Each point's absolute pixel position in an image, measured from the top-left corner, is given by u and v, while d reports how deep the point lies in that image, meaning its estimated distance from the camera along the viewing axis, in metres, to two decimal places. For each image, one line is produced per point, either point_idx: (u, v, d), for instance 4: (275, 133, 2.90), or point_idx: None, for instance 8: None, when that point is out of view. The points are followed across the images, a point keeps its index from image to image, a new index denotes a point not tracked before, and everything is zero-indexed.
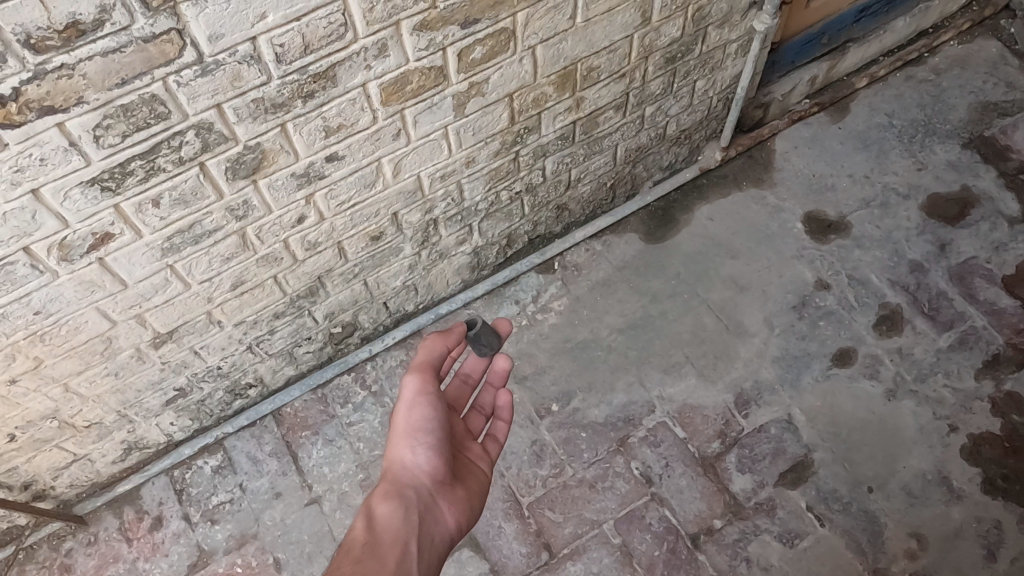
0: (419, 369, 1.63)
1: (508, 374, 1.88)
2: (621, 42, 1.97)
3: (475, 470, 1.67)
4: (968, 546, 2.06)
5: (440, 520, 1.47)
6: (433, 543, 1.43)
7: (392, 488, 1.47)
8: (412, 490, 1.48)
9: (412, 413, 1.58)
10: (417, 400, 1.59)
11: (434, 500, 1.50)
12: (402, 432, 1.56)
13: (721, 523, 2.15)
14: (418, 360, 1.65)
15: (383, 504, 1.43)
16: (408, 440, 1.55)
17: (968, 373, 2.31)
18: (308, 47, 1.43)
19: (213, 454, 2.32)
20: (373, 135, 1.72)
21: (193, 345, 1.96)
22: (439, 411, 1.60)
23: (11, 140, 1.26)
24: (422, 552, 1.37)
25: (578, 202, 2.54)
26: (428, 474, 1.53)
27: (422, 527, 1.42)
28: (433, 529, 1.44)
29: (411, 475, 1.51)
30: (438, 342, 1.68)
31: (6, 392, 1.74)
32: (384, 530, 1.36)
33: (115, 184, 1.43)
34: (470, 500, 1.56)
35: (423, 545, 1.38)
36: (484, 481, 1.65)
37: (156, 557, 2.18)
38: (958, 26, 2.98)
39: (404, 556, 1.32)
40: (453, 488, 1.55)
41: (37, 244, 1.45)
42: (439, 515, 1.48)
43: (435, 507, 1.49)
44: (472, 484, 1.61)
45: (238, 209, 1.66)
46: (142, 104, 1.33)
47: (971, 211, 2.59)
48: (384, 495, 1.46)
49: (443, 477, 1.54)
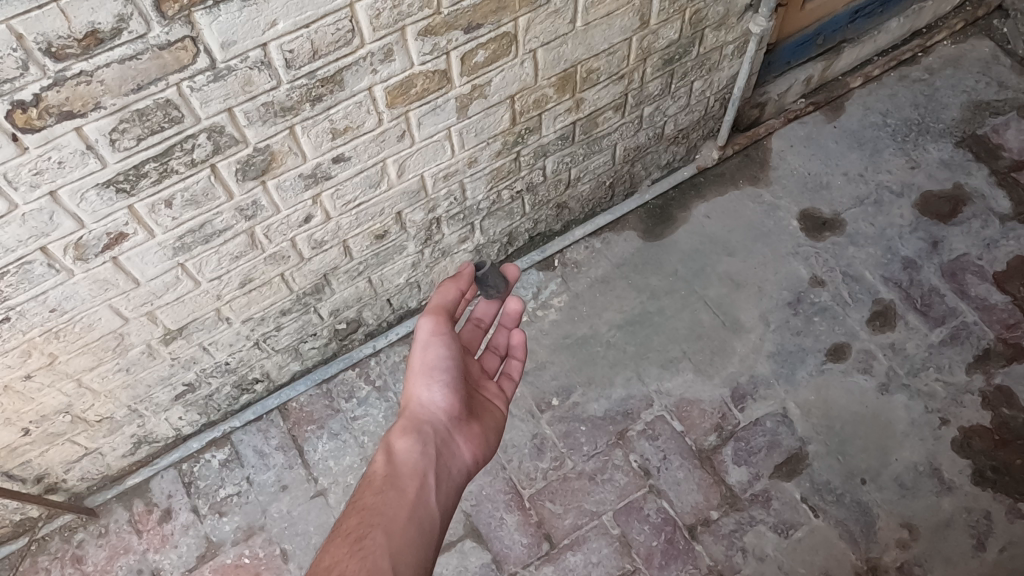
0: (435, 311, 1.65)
1: (522, 316, 1.90)
2: (620, 45, 2.01)
3: (490, 408, 1.71)
4: (958, 535, 2.12)
5: (456, 454, 1.53)
6: (450, 475, 1.48)
7: (410, 424, 1.51)
8: (429, 425, 1.53)
9: (428, 351, 1.61)
10: (433, 340, 1.61)
11: (450, 435, 1.55)
12: (419, 370, 1.59)
13: (718, 514, 2.20)
14: (435, 303, 1.67)
15: (402, 439, 1.48)
16: (426, 377, 1.58)
17: (959, 368, 2.36)
18: (316, 52, 1.48)
19: (221, 447, 2.37)
20: (378, 137, 1.76)
21: (202, 341, 2.01)
22: (455, 351, 1.62)
23: (31, 144, 1.30)
24: (439, 484, 1.43)
25: (577, 200, 2.59)
26: (444, 409, 1.57)
27: (438, 461, 1.47)
28: (450, 462, 1.50)
29: (427, 411, 1.55)
30: (454, 286, 1.71)
31: (21, 387, 1.78)
32: (403, 464, 1.42)
33: (130, 186, 1.48)
34: (484, 436, 1.61)
35: (441, 479, 1.44)
36: (498, 418, 1.70)
37: (165, 548, 2.23)
38: (951, 26, 3.04)
39: (422, 489, 1.38)
40: (469, 423, 1.60)
41: (54, 244, 1.50)
42: (455, 449, 1.53)
43: (451, 441, 1.54)
44: (486, 420, 1.65)
45: (247, 209, 1.71)
46: (157, 109, 1.38)
47: (963, 209, 2.64)
48: (402, 430, 1.51)
49: (459, 412, 1.58)
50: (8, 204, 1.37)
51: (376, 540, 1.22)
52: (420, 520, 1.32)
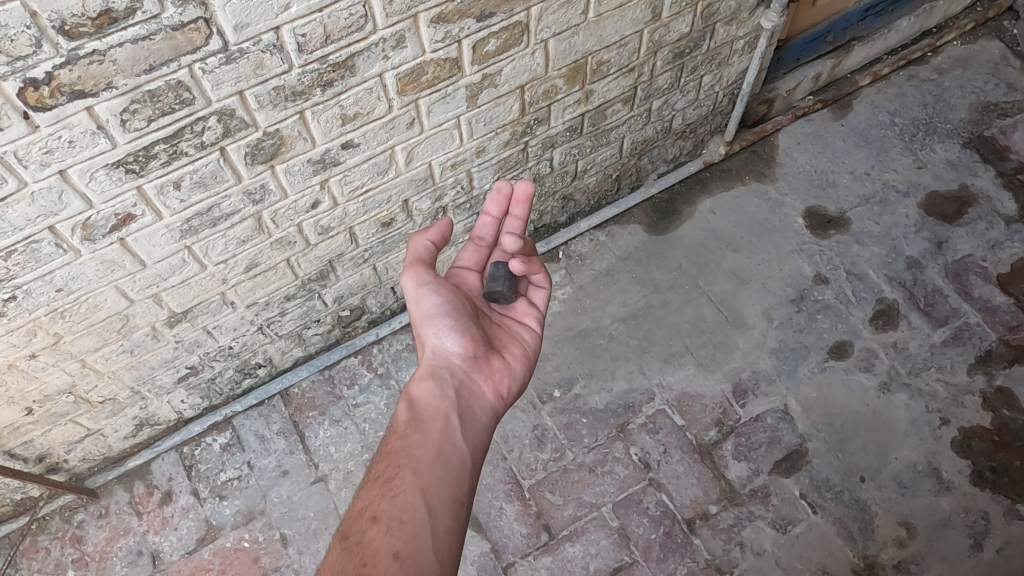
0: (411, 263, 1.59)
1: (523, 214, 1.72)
2: (631, 37, 2.01)
3: (516, 336, 1.68)
4: (956, 535, 2.13)
5: (478, 393, 1.51)
6: (475, 413, 1.47)
7: (428, 370, 1.50)
8: (447, 370, 1.50)
9: (422, 300, 1.56)
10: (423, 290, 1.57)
11: (470, 375, 1.52)
12: (421, 320, 1.56)
13: (716, 509, 2.21)
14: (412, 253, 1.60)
15: (419, 386, 1.48)
16: (430, 325, 1.55)
17: (961, 369, 2.36)
18: (329, 37, 1.48)
19: (222, 431, 2.37)
20: (388, 124, 1.76)
21: (207, 324, 2.01)
22: (444, 295, 1.57)
23: (43, 122, 1.30)
24: (463, 424, 1.42)
25: (583, 192, 2.59)
26: (459, 353, 1.53)
27: (461, 404, 1.46)
28: (472, 402, 1.48)
29: (442, 357, 1.53)
30: (423, 234, 1.60)
31: (26, 366, 1.78)
32: (425, 406, 1.42)
33: (139, 167, 1.47)
34: (509, 372, 1.59)
35: (465, 417, 1.44)
36: (526, 347, 1.67)
37: (165, 530, 2.24)
38: (962, 26, 3.03)
39: (447, 427, 1.38)
40: (489, 360, 1.56)
41: (62, 224, 1.49)
42: (476, 387, 1.52)
43: (471, 381, 1.51)
44: (510, 353, 1.62)
45: (255, 193, 1.71)
46: (168, 90, 1.37)
47: (969, 209, 2.64)
48: (418, 377, 1.50)
49: (471, 350, 1.54)
50: (18, 182, 1.37)
51: (405, 479, 1.26)
52: (448, 458, 1.33)
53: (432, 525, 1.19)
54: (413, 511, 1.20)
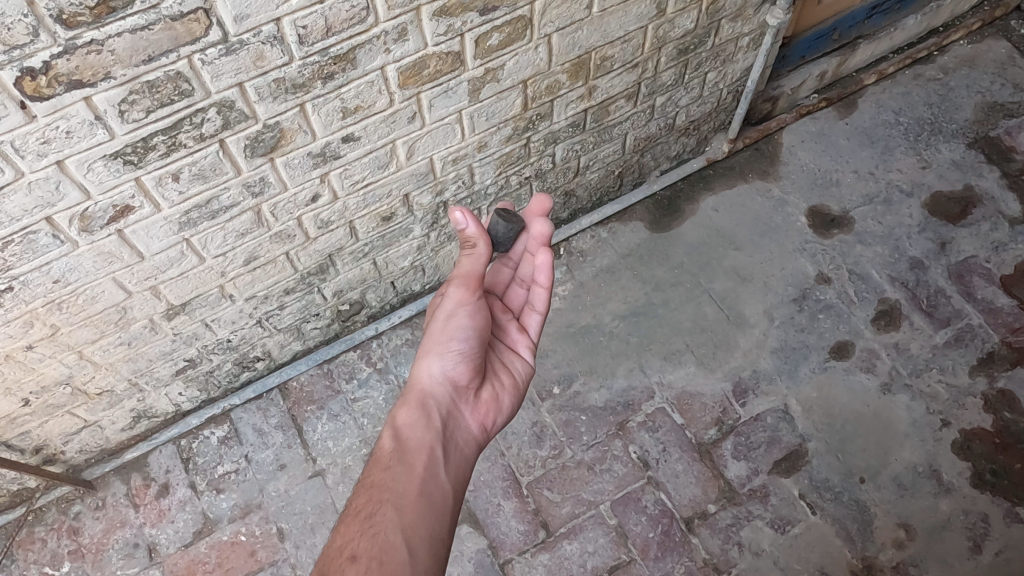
0: (467, 278, 1.58)
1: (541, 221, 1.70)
2: (635, 33, 1.99)
3: (506, 364, 1.71)
4: (955, 537, 2.12)
5: (463, 425, 1.54)
6: (458, 446, 1.50)
7: (417, 398, 1.51)
8: (435, 402, 1.52)
9: (450, 321, 1.56)
10: (455, 312, 1.57)
11: (456, 406, 1.55)
12: (434, 340, 1.56)
13: (715, 508, 2.20)
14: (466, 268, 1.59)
15: (406, 413, 1.49)
16: (439, 351, 1.55)
17: (962, 370, 2.35)
18: (330, 29, 1.46)
19: (220, 424, 2.37)
20: (390, 117, 1.75)
21: (205, 317, 2.00)
22: (476, 327, 1.57)
23: (40, 112, 1.28)
24: (447, 459, 1.44)
25: (586, 188, 2.57)
26: (453, 383, 1.56)
27: (445, 436, 1.48)
28: (456, 434, 1.51)
29: (434, 384, 1.55)
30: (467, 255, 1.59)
31: (22, 357, 1.77)
32: (411, 439, 1.43)
33: (137, 158, 1.46)
34: (495, 405, 1.63)
35: (448, 452, 1.45)
36: (515, 377, 1.71)
37: (162, 522, 2.23)
38: (969, 25, 3.00)
39: (431, 463, 1.39)
40: (478, 392, 1.60)
41: (60, 215, 1.48)
42: (461, 419, 1.55)
43: (457, 413, 1.54)
44: (500, 384, 1.66)
45: (255, 186, 1.69)
46: (167, 81, 1.36)
47: (973, 210, 2.63)
48: (407, 403, 1.51)
49: (467, 383, 1.57)
50: (15, 172, 1.36)
51: (386, 517, 1.25)
52: (430, 495, 1.33)
53: (412, 565, 1.18)
54: (393, 550, 1.19)
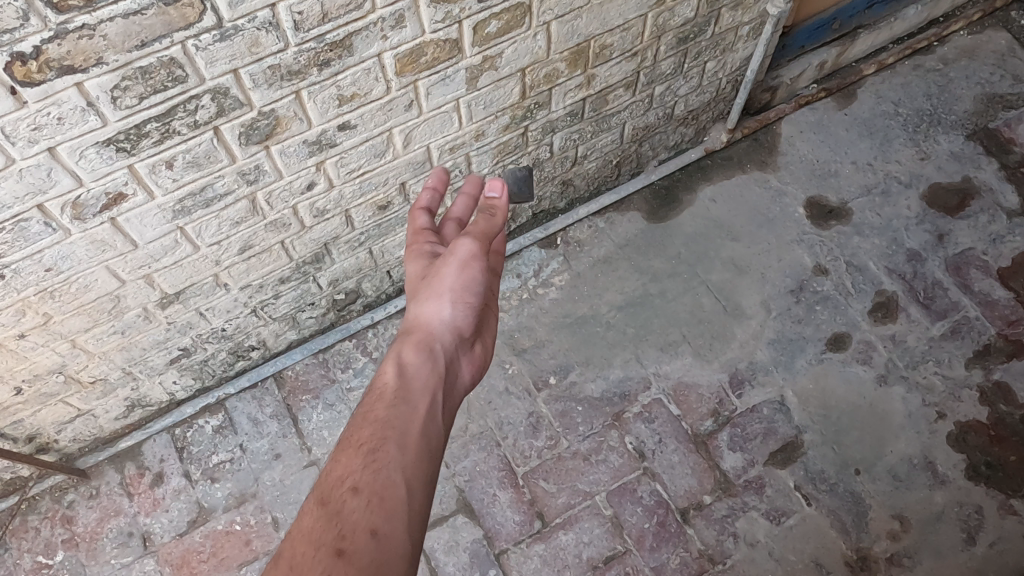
0: (483, 235, 1.43)
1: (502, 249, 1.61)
2: (635, 21, 1.97)
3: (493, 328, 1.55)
4: (949, 529, 2.13)
5: (464, 376, 1.37)
6: (460, 399, 1.32)
7: (422, 340, 1.32)
8: (442, 345, 1.33)
9: (464, 264, 1.38)
10: (470, 260, 1.39)
11: (460, 356, 1.37)
12: (442, 282, 1.37)
13: (710, 499, 2.20)
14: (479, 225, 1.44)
15: (411, 352, 1.29)
16: (448, 293, 1.37)
17: (959, 363, 2.35)
18: (326, 15, 1.44)
19: (214, 413, 2.35)
20: (386, 105, 1.72)
21: (199, 306, 1.98)
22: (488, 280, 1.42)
23: (30, 98, 1.26)
24: (450, 412, 1.26)
25: (583, 177, 2.55)
26: (458, 330, 1.37)
27: (449, 385, 1.30)
28: (458, 385, 1.33)
29: (441, 327, 1.35)
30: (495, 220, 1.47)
31: (15, 346, 1.75)
32: (416, 377, 1.23)
33: (130, 145, 1.44)
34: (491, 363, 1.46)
35: (452, 403, 1.27)
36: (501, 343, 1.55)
37: (156, 512, 2.22)
38: (969, 16, 2.98)
39: (438, 409, 1.21)
40: (478, 346, 1.42)
41: (52, 202, 1.46)
42: (464, 370, 1.37)
43: (460, 361, 1.36)
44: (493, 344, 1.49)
45: (249, 173, 1.67)
46: (160, 67, 1.34)
47: (971, 202, 2.62)
48: (411, 344, 1.30)
49: (471, 332, 1.40)
50: (5, 158, 1.34)
51: (394, 455, 1.06)
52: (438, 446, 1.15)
53: (419, 511, 1.01)
54: (401, 491, 1.01)
